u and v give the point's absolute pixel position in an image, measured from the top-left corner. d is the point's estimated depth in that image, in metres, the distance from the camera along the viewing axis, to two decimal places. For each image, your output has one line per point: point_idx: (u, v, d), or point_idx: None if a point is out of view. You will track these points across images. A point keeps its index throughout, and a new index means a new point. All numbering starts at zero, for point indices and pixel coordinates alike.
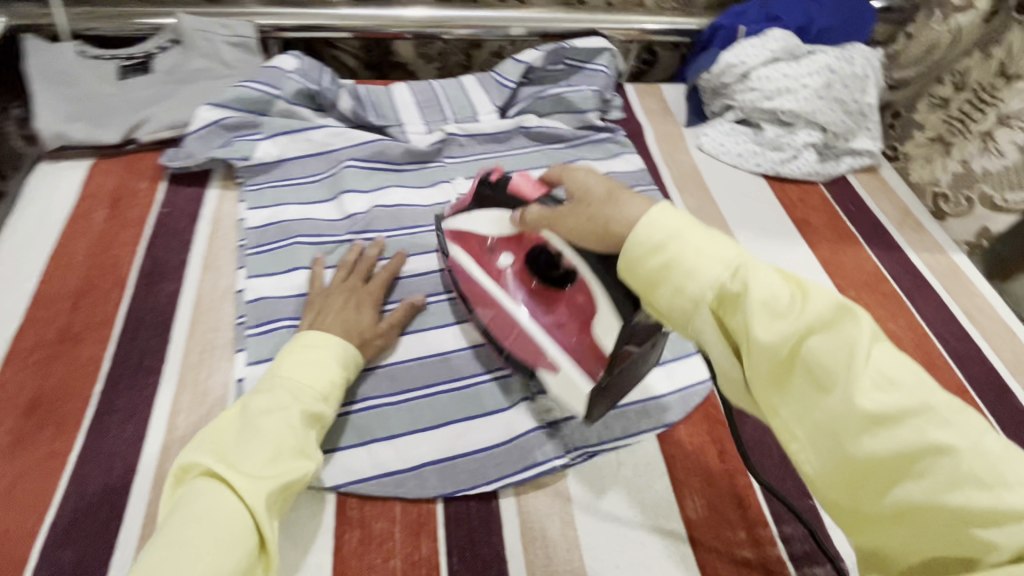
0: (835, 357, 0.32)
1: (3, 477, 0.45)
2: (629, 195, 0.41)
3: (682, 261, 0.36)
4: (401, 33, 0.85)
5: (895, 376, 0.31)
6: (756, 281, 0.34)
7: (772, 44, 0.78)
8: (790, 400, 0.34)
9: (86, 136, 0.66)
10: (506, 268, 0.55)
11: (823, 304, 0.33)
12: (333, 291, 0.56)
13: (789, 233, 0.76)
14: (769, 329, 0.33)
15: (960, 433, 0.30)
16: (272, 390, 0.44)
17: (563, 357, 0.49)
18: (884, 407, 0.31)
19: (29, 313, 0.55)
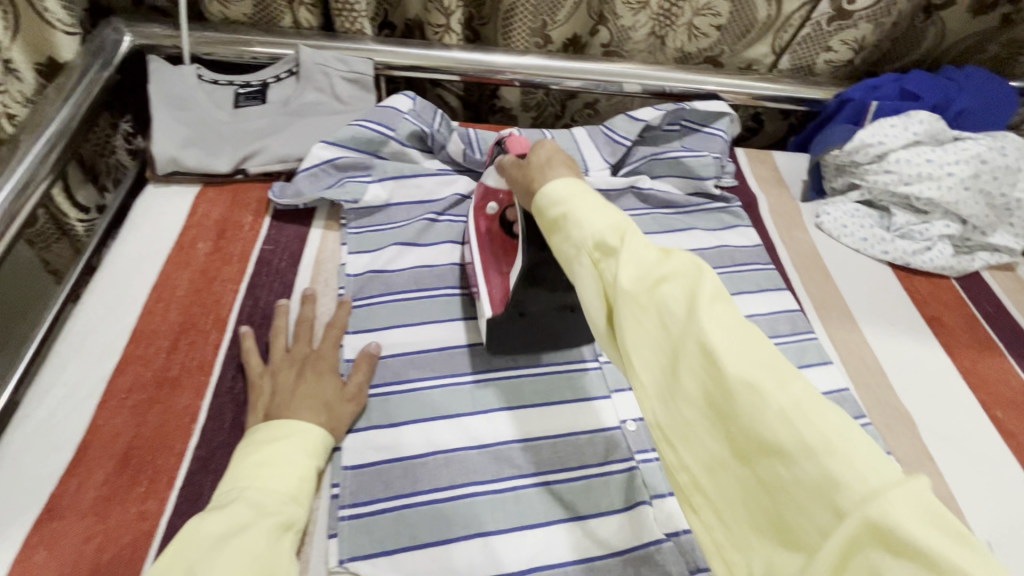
0: (681, 304, 0.32)
1: (91, 539, 0.42)
2: (562, 167, 0.44)
3: (577, 213, 0.38)
4: (511, 79, 0.81)
5: (733, 327, 0.31)
6: (630, 238, 0.35)
7: (915, 126, 0.72)
8: (638, 347, 0.33)
9: (199, 164, 0.65)
10: (490, 212, 0.59)
11: (683, 263, 0.34)
12: (280, 367, 0.51)
13: (920, 334, 0.69)
14: (631, 274, 0.34)
15: (782, 380, 0.29)
16: (230, 508, 0.39)
17: (483, 294, 0.55)
18: (712, 347, 0.30)
19: (128, 349, 0.52)
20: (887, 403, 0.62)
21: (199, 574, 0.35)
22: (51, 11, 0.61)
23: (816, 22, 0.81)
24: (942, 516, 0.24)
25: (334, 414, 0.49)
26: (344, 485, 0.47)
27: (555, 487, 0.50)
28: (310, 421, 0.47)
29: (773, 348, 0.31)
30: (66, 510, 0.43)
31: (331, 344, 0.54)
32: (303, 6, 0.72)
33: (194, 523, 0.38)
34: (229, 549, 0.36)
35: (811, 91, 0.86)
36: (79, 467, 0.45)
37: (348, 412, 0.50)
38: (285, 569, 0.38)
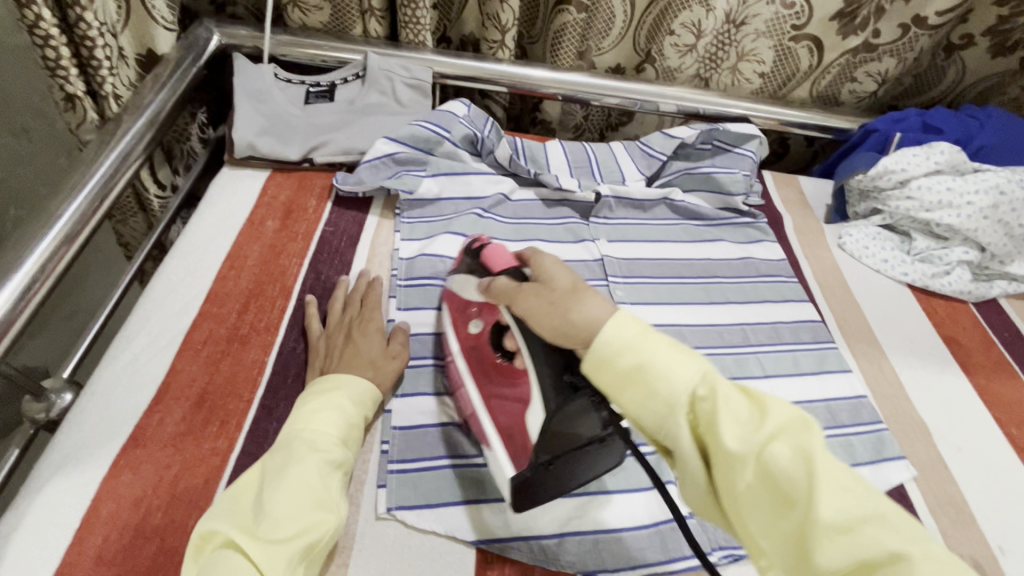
0: (795, 472, 0.33)
1: (170, 467, 0.46)
2: (592, 294, 0.41)
3: (659, 367, 0.36)
4: (555, 94, 0.87)
5: (848, 485, 0.33)
6: (725, 399, 0.35)
7: (937, 156, 0.76)
8: (758, 515, 0.34)
9: (272, 151, 0.71)
10: (474, 335, 0.54)
11: (783, 418, 0.35)
12: (332, 333, 0.56)
13: (937, 351, 0.72)
14: (738, 442, 0.34)
15: (903, 537, 0.31)
16: (286, 448, 0.44)
17: (496, 444, 0.47)
18: (842, 520, 0.32)
19: (203, 307, 0.58)
20: (904, 413, 0.65)
21: (266, 497, 0.40)
22: (156, 8, 0.68)
23: (846, 57, 0.88)
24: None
25: (378, 371, 0.53)
26: (393, 442, 0.52)
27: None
28: (359, 376, 0.52)
29: (878, 495, 0.34)
30: (149, 440, 0.48)
31: (371, 308, 0.59)
32: (374, 17, 0.79)
33: (267, 458, 0.44)
34: (291, 475, 0.41)
35: (838, 120, 0.91)
36: (160, 405, 0.50)
37: (393, 367, 0.54)
38: (336, 501, 0.42)
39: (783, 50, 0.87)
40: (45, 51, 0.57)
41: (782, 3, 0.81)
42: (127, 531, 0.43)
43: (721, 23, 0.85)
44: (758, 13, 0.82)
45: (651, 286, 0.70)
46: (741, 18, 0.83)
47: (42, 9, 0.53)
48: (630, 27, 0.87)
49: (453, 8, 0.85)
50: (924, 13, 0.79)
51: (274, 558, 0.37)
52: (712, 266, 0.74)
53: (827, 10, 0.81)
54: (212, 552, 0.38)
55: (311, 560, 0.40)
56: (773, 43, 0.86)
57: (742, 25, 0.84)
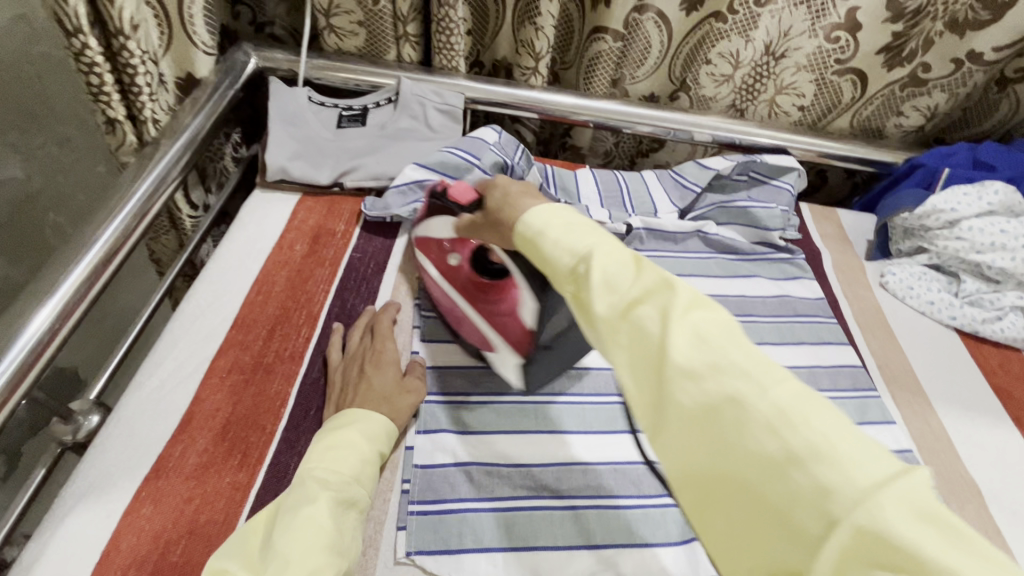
0: (657, 326, 0.32)
1: (190, 500, 0.46)
2: (525, 200, 0.42)
3: (550, 241, 0.37)
4: (587, 121, 0.86)
5: (711, 338, 0.31)
6: (600, 258, 0.35)
7: (990, 196, 0.72)
8: (626, 368, 0.33)
9: (303, 175, 0.72)
10: (456, 266, 0.57)
11: (652, 277, 0.34)
12: (350, 364, 0.55)
13: (988, 404, 0.67)
14: (606, 301, 0.34)
15: (759, 388, 0.29)
16: (300, 485, 0.43)
17: (499, 345, 0.55)
18: (693, 366, 0.30)
19: (230, 333, 0.58)
20: (952, 470, 0.61)
21: (276, 536, 0.40)
22: (197, 33, 0.69)
23: (891, 89, 0.84)
24: (927, 508, 0.25)
25: (394, 407, 0.52)
26: (414, 481, 0.50)
27: (611, 509, 0.51)
28: (376, 411, 0.51)
29: (756, 354, 0.31)
30: (170, 471, 0.47)
31: (387, 335, 0.58)
32: (409, 43, 0.79)
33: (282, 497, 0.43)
34: (299, 516, 0.40)
35: (880, 153, 0.88)
36: (183, 434, 0.50)
37: (407, 402, 0.54)
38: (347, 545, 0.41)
39: (824, 83, 0.85)
40: (89, 77, 0.58)
41: (826, 38, 0.79)
42: (145, 567, 0.42)
43: (760, 56, 0.83)
44: (799, 47, 0.81)
45: None
46: (782, 51, 0.82)
47: (89, 39, 0.54)
48: (666, 57, 0.85)
49: (487, 34, 0.84)
50: (978, 48, 0.76)
51: None
52: (747, 304, 0.72)
53: (873, 44, 0.79)
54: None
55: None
56: (813, 77, 0.84)
57: (781, 58, 0.83)
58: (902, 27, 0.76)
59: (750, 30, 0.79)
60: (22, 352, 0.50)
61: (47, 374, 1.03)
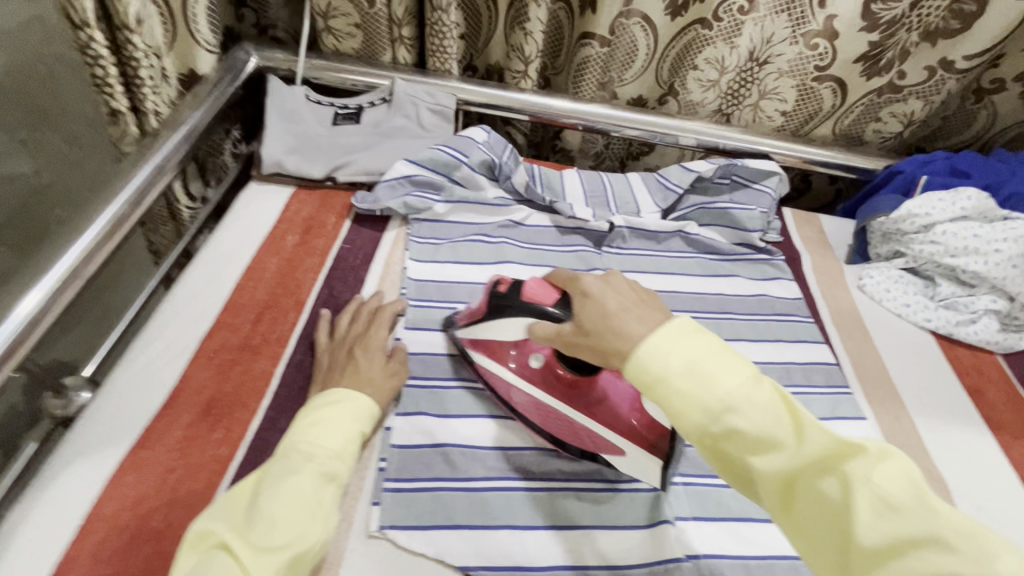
0: (835, 499, 0.35)
1: (172, 471, 0.48)
2: (624, 319, 0.42)
3: (687, 396, 0.38)
4: (576, 123, 0.88)
5: (896, 503, 0.34)
6: (748, 414, 0.37)
7: (963, 201, 0.74)
8: (810, 530, 0.37)
9: (297, 169, 0.74)
10: (537, 367, 0.55)
11: (817, 438, 0.36)
12: (338, 347, 0.57)
13: (960, 403, 0.69)
14: (774, 468, 0.37)
15: (964, 560, 0.31)
16: (286, 456, 0.44)
17: (626, 444, 0.51)
18: (883, 540, 0.33)
19: (220, 316, 0.60)
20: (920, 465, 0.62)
21: (260, 499, 0.41)
22: (200, 31, 0.72)
23: (869, 98, 0.87)
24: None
25: (375, 389, 0.54)
26: (390, 460, 0.52)
27: (583, 491, 0.53)
28: (358, 391, 0.52)
29: (946, 518, 0.33)
30: (155, 443, 0.49)
31: (379, 326, 0.60)
32: (404, 45, 0.82)
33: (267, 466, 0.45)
34: (284, 485, 0.42)
35: (861, 160, 0.90)
36: (170, 408, 0.52)
37: (388, 386, 0.55)
38: (328, 514, 0.43)
39: (806, 90, 0.87)
40: (94, 69, 0.60)
41: (806, 45, 0.82)
42: (127, 531, 0.44)
43: (745, 61, 0.86)
44: (781, 53, 0.83)
45: None
46: (765, 57, 0.85)
47: (95, 32, 0.57)
48: (653, 60, 0.89)
49: (480, 39, 0.87)
50: (952, 57, 0.80)
51: (262, 566, 0.38)
52: (725, 301, 0.74)
53: (852, 54, 0.81)
54: (204, 552, 0.38)
55: (297, 571, 0.40)
56: (795, 82, 0.87)
57: (765, 64, 0.85)
58: (878, 36, 0.78)
59: (734, 37, 0.82)
60: (17, 326, 0.52)
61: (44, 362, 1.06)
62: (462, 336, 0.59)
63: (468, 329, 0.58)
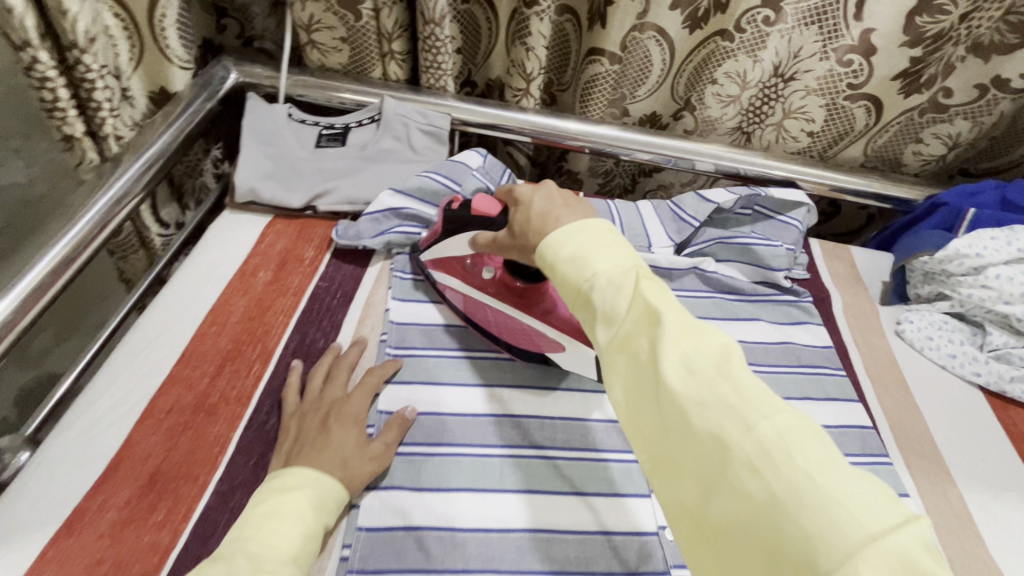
0: (649, 356, 0.36)
1: (100, 564, 0.41)
2: (547, 218, 0.45)
3: (560, 263, 0.42)
4: (581, 145, 0.81)
5: (698, 369, 0.34)
6: (599, 279, 0.39)
7: (1020, 241, 0.65)
8: (625, 392, 0.38)
9: (274, 197, 0.68)
10: (489, 279, 0.58)
11: (644, 304, 0.37)
12: (309, 411, 0.51)
13: (1017, 475, 0.60)
14: (606, 327, 0.39)
15: (742, 421, 0.32)
16: (229, 558, 0.37)
17: (565, 339, 0.54)
18: (679, 397, 0.34)
19: (175, 368, 0.53)
20: (973, 552, 0.54)
21: None
22: (171, 48, 0.66)
23: (909, 115, 0.79)
24: (921, 568, 0.26)
25: (349, 471, 0.47)
26: (355, 547, 0.45)
27: (559, 463, 0.52)
28: (327, 474, 0.46)
29: (749, 386, 0.34)
30: (85, 528, 0.43)
31: (366, 393, 0.53)
32: (394, 60, 0.75)
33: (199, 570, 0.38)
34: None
35: (899, 188, 0.82)
36: (106, 485, 0.45)
37: (365, 472, 0.48)
38: None
39: (836, 109, 0.79)
40: (41, 92, 0.54)
41: (838, 60, 0.74)
42: None
43: (768, 77, 0.78)
44: (810, 69, 0.75)
45: None
46: (791, 73, 0.77)
47: (38, 53, 0.51)
48: (668, 76, 0.81)
49: (479, 53, 0.80)
50: (1005, 74, 0.71)
51: None
52: (746, 350, 0.65)
53: (890, 70, 0.73)
54: None
55: None
56: (824, 101, 0.79)
57: (791, 80, 0.78)
58: (921, 52, 0.70)
59: (759, 50, 0.75)
60: None
61: None
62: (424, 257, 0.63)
63: (429, 250, 0.62)
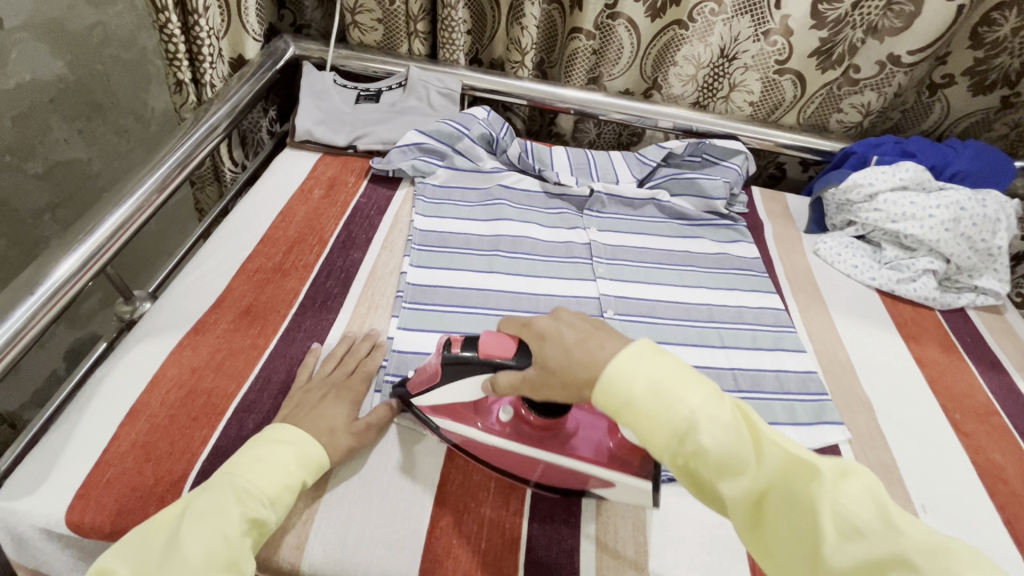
0: (801, 518, 0.38)
1: (218, 351, 0.60)
2: (586, 354, 0.44)
3: (648, 418, 0.41)
4: (566, 108, 1.00)
5: (861, 525, 0.36)
6: (706, 433, 0.40)
7: (902, 173, 0.84)
8: (777, 553, 0.39)
9: (324, 138, 0.88)
10: (507, 421, 0.54)
11: (776, 455, 0.39)
12: (314, 386, 0.57)
13: (897, 346, 0.77)
14: (735, 486, 0.40)
15: None
16: (219, 490, 0.44)
17: (614, 477, 0.51)
18: (852, 563, 0.35)
19: (258, 246, 0.72)
20: (853, 392, 0.71)
21: None
22: (250, 23, 0.87)
23: (828, 88, 0.99)
24: None
25: (332, 441, 0.52)
26: (391, 360, 0.62)
27: None
28: (313, 437, 0.51)
29: (913, 535, 0.35)
30: (207, 331, 0.61)
31: (360, 377, 0.60)
32: (418, 37, 0.95)
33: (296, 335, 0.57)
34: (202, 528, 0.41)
35: (824, 143, 1.01)
36: (218, 308, 0.64)
37: (346, 441, 0.53)
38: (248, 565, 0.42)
39: (769, 82, 0.99)
40: (167, 45, 0.77)
41: (767, 41, 0.93)
42: (184, 389, 0.56)
43: (717, 57, 0.98)
44: (746, 50, 0.95)
45: (633, 268, 0.80)
46: (734, 53, 0.97)
47: (171, 15, 0.74)
48: (637, 57, 1.01)
49: (485, 35, 1.01)
50: (896, 52, 0.90)
51: None
52: (690, 257, 0.84)
53: (806, 49, 0.93)
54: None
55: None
56: (760, 76, 0.98)
57: (734, 59, 0.98)
58: (827, 33, 0.90)
59: (708, 37, 0.95)
60: (109, 230, 0.67)
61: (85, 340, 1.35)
62: (418, 402, 0.56)
63: (424, 394, 0.55)
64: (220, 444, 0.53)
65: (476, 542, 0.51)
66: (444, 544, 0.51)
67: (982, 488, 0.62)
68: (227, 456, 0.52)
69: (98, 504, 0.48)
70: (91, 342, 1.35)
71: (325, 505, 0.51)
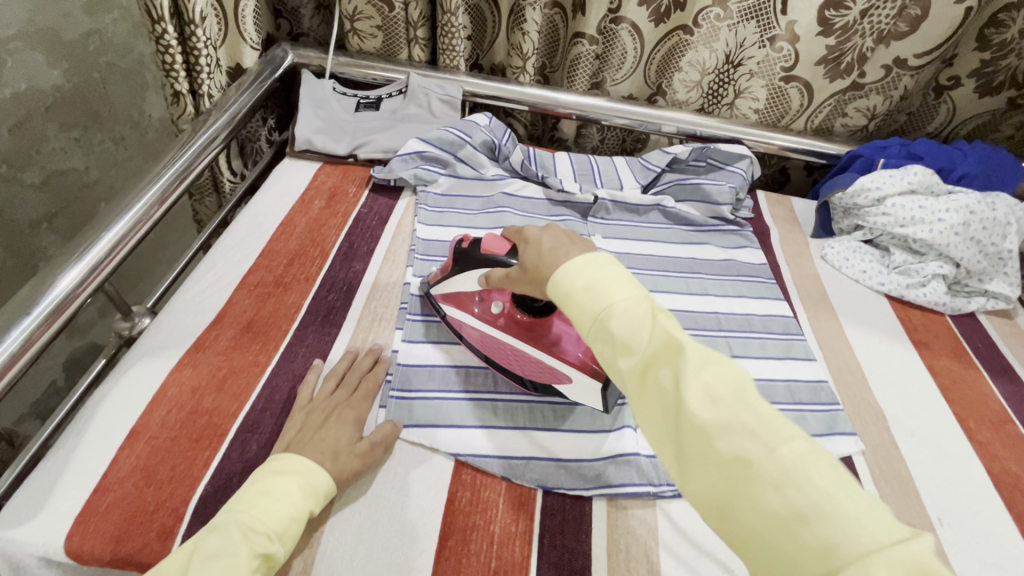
0: (670, 386, 0.39)
1: (218, 369, 0.59)
2: (558, 251, 0.47)
3: (574, 302, 0.44)
4: (569, 113, 0.99)
5: (718, 398, 0.37)
6: (614, 313, 0.41)
7: (910, 176, 0.83)
8: (647, 419, 0.40)
9: (325, 147, 0.86)
10: (498, 313, 0.61)
11: (662, 332, 0.40)
12: (316, 408, 0.56)
13: (908, 353, 0.76)
14: (624, 358, 0.41)
15: (763, 446, 0.35)
16: (224, 529, 0.43)
17: (572, 371, 0.57)
18: (704, 425, 0.36)
19: (259, 259, 0.71)
20: (864, 400, 0.69)
21: None
22: (247, 31, 0.86)
23: (835, 97, 0.98)
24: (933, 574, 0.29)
25: (337, 465, 0.51)
26: (395, 374, 0.62)
27: (542, 430, 0.60)
28: (316, 463, 0.50)
29: (764, 413, 0.36)
30: (207, 349, 0.60)
31: (363, 393, 0.58)
32: (419, 44, 0.94)
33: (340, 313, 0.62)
34: (210, 570, 0.40)
35: (830, 146, 1.00)
36: (218, 324, 0.63)
37: (351, 462, 0.52)
38: None
39: (775, 89, 0.98)
40: (164, 56, 0.77)
41: (772, 48, 0.92)
42: (184, 409, 0.55)
43: (721, 63, 0.97)
44: (752, 56, 0.94)
45: (639, 276, 0.79)
46: (739, 60, 0.96)
47: (167, 26, 0.73)
48: (640, 63, 1.00)
49: (486, 41, 1.00)
50: (902, 56, 0.89)
51: None
52: (696, 264, 0.83)
53: (813, 55, 0.92)
54: None
55: None
56: (765, 83, 0.97)
57: (739, 66, 0.96)
58: (833, 41, 0.89)
59: (712, 42, 0.94)
60: (108, 244, 0.66)
61: (82, 351, 1.33)
62: (433, 291, 0.66)
63: (438, 285, 0.65)
64: (223, 467, 0.52)
65: (486, 562, 0.50)
66: (454, 567, 0.49)
67: (998, 498, 0.61)
68: (232, 479, 0.51)
69: (98, 533, 0.47)
70: (90, 354, 1.34)
71: (331, 527, 0.50)
